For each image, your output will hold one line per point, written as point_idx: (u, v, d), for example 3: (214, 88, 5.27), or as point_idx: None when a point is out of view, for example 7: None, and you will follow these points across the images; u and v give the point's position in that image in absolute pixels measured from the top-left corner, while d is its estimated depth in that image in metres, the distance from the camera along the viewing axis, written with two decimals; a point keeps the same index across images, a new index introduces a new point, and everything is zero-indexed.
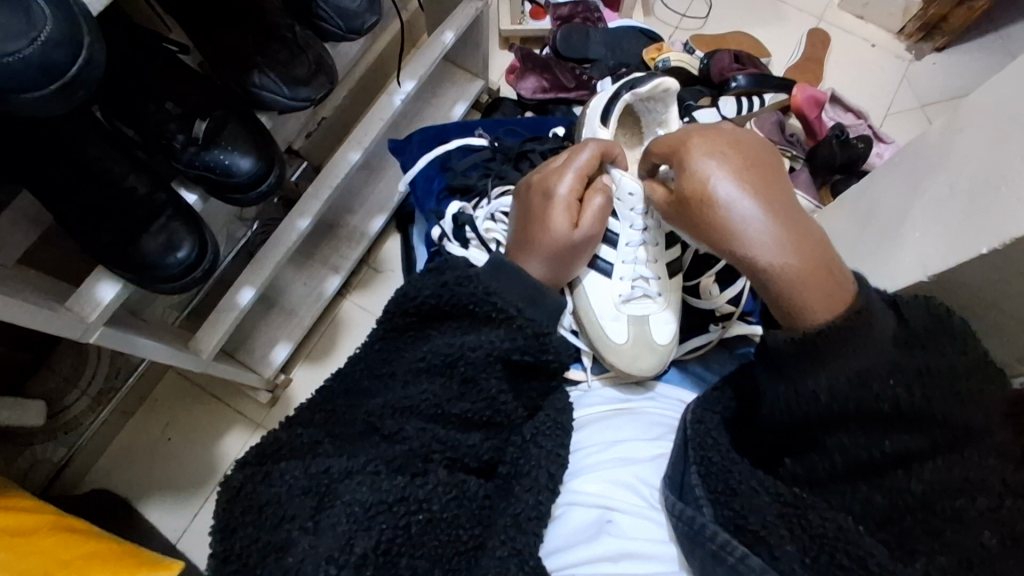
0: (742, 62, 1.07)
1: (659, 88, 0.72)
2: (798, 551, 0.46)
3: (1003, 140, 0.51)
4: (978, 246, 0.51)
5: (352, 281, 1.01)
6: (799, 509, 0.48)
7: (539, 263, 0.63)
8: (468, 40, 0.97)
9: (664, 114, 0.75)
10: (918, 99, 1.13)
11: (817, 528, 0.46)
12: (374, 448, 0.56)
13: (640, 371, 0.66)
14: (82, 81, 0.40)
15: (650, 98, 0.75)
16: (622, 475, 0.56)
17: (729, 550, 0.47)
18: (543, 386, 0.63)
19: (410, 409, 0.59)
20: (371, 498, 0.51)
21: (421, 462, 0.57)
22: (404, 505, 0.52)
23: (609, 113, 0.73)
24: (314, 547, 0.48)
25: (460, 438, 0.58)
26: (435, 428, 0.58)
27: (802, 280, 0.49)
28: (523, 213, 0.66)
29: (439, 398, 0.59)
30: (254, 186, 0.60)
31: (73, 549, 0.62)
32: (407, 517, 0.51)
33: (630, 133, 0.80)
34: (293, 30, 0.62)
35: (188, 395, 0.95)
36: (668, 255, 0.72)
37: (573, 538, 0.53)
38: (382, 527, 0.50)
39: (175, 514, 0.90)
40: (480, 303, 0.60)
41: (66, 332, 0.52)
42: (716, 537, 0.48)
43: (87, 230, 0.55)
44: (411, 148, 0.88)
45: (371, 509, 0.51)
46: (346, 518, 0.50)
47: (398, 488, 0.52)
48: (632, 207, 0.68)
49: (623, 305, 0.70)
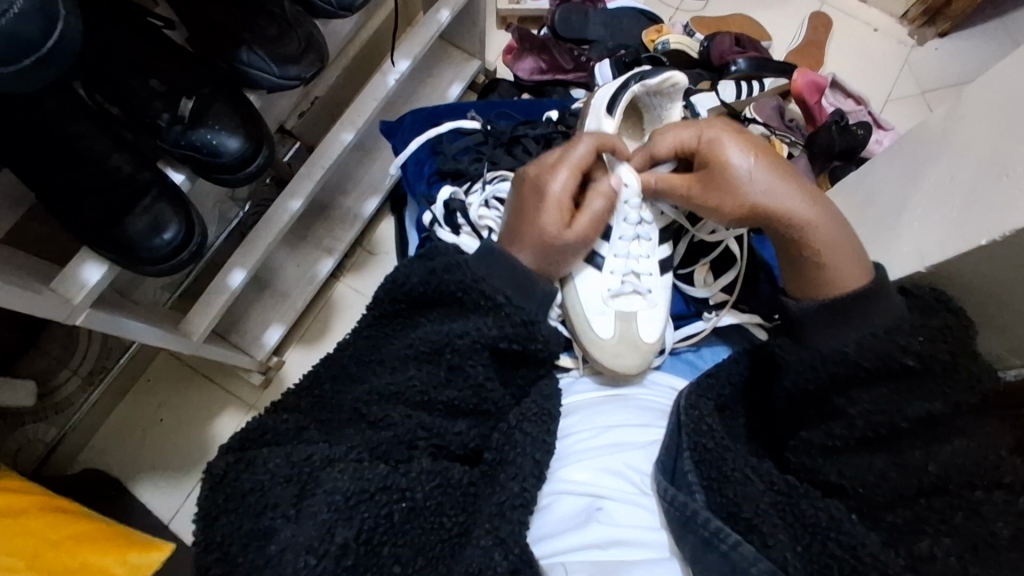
0: (743, 45, 1.05)
1: (668, 82, 0.69)
2: (790, 539, 0.48)
3: (1007, 129, 0.50)
4: (977, 237, 0.50)
5: (346, 263, 1.00)
6: (792, 499, 0.51)
7: (529, 255, 0.61)
8: (464, 19, 0.95)
9: (669, 109, 0.73)
10: (919, 85, 1.12)
11: (811, 518, 0.49)
12: (360, 438, 0.57)
13: (624, 369, 0.65)
14: (57, 56, 0.39)
15: (658, 93, 0.72)
16: (611, 462, 0.56)
17: (722, 538, 0.47)
18: (532, 376, 0.62)
19: (395, 395, 0.59)
20: (351, 486, 0.51)
21: (406, 449, 0.58)
22: (387, 494, 0.52)
23: (616, 102, 0.70)
24: (297, 535, 0.49)
25: (446, 426, 0.59)
26: (421, 415, 0.58)
27: (837, 246, 0.55)
28: (517, 208, 0.63)
29: (424, 384, 0.59)
30: (243, 167, 0.59)
31: (64, 529, 0.61)
32: (390, 505, 0.51)
33: (633, 129, 0.77)
34: (281, 5, 0.60)
35: (180, 377, 0.94)
36: (659, 251, 0.70)
37: (561, 526, 0.53)
38: (364, 517, 0.50)
39: (167, 494, 0.89)
40: (466, 291, 0.60)
41: (53, 313, 0.51)
42: (709, 524, 0.48)
43: (72, 210, 0.54)
44: (401, 130, 0.87)
45: (353, 496, 0.51)
46: (327, 507, 0.50)
47: (381, 477, 0.52)
48: (627, 200, 0.65)
49: (611, 299, 0.68)
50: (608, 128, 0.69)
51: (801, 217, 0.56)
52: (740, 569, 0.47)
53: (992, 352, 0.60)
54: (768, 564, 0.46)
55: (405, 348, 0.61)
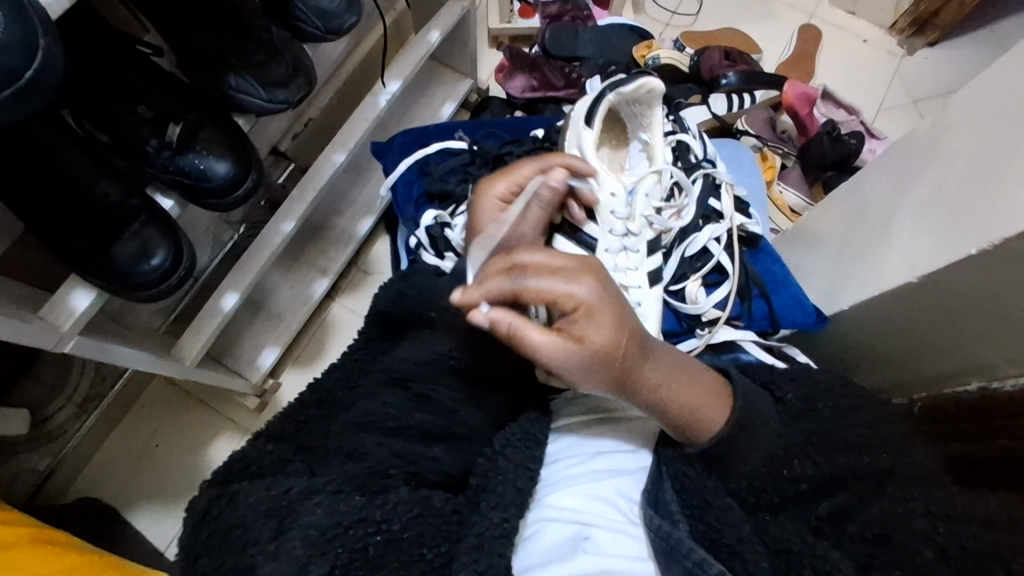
0: (733, 59, 1.06)
1: (643, 89, 0.70)
2: (771, 567, 0.50)
3: (993, 138, 0.50)
4: (966, 247, 0.50)
5: (341, 283, 1.00)
6: (762, 524, 0.53)
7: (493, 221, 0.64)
8: (455, 39, 0.96)
9: (648, 116, 0.73)
10: (910, 94, 1.12)
11: (782, 542, 0.51)
12: (337, 469, 0.56)
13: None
14: (39, 86, 0.39)
15: (635, 102, 0.72)
16: (599, 489, 0.54)
17: (704, 568, 0.49)
18: (504, 401, 0.63)
19: (372, 424, 0.59)
20: (327, 521, 0.51)
21: (379, 479, 0.55)
22: (363, 527, 0.51)
23: (593, 116, 0.71)
24: (274, 571, 0.48)
25: (420, 451, 0.58)
26: (394, 442, 0.58)
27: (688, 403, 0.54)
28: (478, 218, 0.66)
29: (397, 411, 0.60)
30: (231, 191, 0.59)
31: (53, 564, 0.59)
32: (365, 539, 0.50)
33: (617, 140, 0.76)
34: (269, 31, 0.61)
35: (175, 402, 0.94)
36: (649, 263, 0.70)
37: (545, 557, 0.51)
38: (339, 551, 0.49)
39: (162, 522, 0.88)
40: (436, 308, 0.68)
41: (40, 342, 0.50)
42: (692, 555, 0.49)
43: (60, 237, 0.54)
44: (392, 151, 0.87)
45: (329, 531, 0.50)
46: (303, 542, 0.49)
47: (356, 509, 0.52)
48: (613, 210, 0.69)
49: None
50: (588, 139, 0.70)
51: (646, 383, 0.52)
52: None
53: (987, 360, 0.57)
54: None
55: (383, 375, 0.63)
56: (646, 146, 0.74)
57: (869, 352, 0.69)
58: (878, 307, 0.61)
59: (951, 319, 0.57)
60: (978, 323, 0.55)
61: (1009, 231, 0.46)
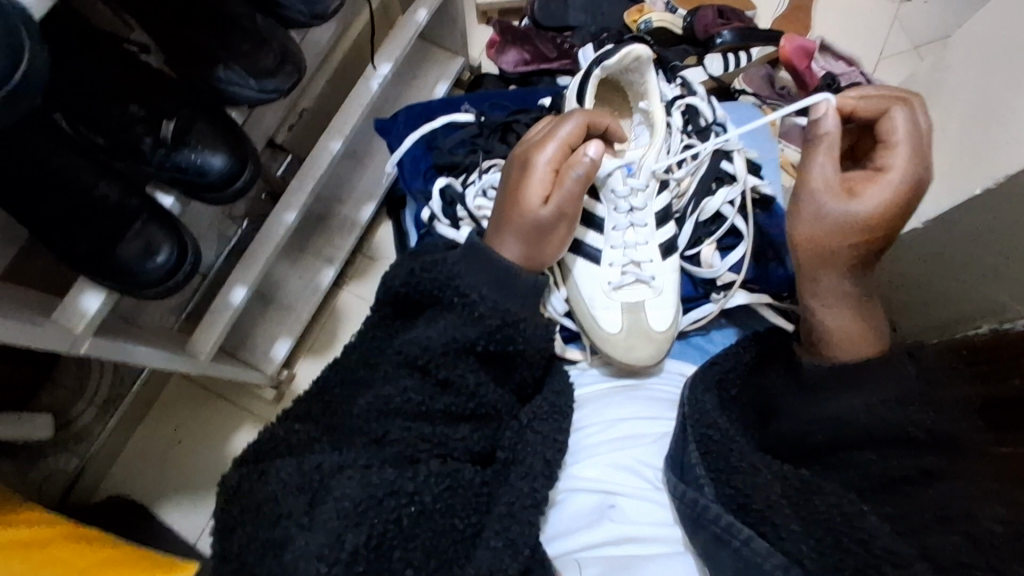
0: (726, 16, 1.04)
1: (629, 58, 0.68)
2: (803, 531, 0.46)
3: (992, 80, 0.50)
4: (967, 189, 0.50)
5: (348, 272, 1.00)
6: (805, 494, 0.48)
7: (516, 245, 0.61)
8: (443, 17, 0.95)
9: (643, 84, 0.71)
10: (911, 40, 1.10)
11: (823, 513, 0.46)
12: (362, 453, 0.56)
13: (638, 360, 0.65)
14: (26, 91, 0.39)
15: (626, 70, 0.71)
16: (620, 458, 0.57)
17: (733, 533, 0.47)
18: (533, 374, 0.61)
19: (417, 415, 0.57)
20: (360, 492, 0.50)
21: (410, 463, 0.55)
22: (395, 498, 0.51)
23: (584, 92, 0.70)
24: (308, 543, 0.48)
25: (466, 445, 0.57)
26: (440, 440, 0.56)
27: (850, 340, 0.58)
28: (504, 187, 0.65)
29: (421, 397, 0.57)
30: (229, 184, 0.60)
31: (90, 558, 0.61)
32: (399, 509, 0.50)
33: (617, 111, 0.76)
34: (254, 19, 0.60)
35: (196, 397, 0.95)
36: (659, 236, 0.70)
37: (573, 523, 0.55)
38: (374, 521, 0.49)
39: (191, 516, 0.90)
40: (444, 289, 0.59)
41: (54, 344, 0.51)
42: (719, 520, 0.48)
43: (63, 241, 0.55)
44: (397, 127, 0.87)
45: (363, 503, 0.50)
46: (337, 513, 0.49)
47: (388, 481, 0.51)
48: (617, 191, 0.67)
49: (615, 292, 0.69)
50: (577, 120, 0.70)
51: (824, 285, 0.58)
52: (754, 563, 0.46)
53: (998, 302, 0.57)
54: (781, 558, 0.46)
55: (395, 354, 0.58)
56: (645, 114, 0.72)
57: (884, 301, 0.69)
58: (882, 258, 0.62)
59: (958, 259, 0.56)
60: (986, 260, 0.54)
61: (1008, 170, 0.46)
